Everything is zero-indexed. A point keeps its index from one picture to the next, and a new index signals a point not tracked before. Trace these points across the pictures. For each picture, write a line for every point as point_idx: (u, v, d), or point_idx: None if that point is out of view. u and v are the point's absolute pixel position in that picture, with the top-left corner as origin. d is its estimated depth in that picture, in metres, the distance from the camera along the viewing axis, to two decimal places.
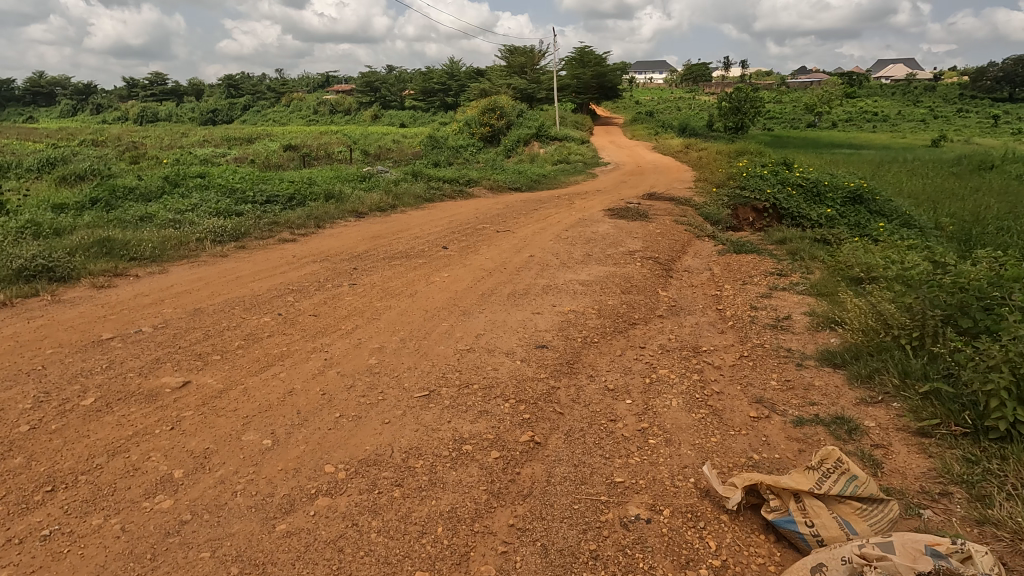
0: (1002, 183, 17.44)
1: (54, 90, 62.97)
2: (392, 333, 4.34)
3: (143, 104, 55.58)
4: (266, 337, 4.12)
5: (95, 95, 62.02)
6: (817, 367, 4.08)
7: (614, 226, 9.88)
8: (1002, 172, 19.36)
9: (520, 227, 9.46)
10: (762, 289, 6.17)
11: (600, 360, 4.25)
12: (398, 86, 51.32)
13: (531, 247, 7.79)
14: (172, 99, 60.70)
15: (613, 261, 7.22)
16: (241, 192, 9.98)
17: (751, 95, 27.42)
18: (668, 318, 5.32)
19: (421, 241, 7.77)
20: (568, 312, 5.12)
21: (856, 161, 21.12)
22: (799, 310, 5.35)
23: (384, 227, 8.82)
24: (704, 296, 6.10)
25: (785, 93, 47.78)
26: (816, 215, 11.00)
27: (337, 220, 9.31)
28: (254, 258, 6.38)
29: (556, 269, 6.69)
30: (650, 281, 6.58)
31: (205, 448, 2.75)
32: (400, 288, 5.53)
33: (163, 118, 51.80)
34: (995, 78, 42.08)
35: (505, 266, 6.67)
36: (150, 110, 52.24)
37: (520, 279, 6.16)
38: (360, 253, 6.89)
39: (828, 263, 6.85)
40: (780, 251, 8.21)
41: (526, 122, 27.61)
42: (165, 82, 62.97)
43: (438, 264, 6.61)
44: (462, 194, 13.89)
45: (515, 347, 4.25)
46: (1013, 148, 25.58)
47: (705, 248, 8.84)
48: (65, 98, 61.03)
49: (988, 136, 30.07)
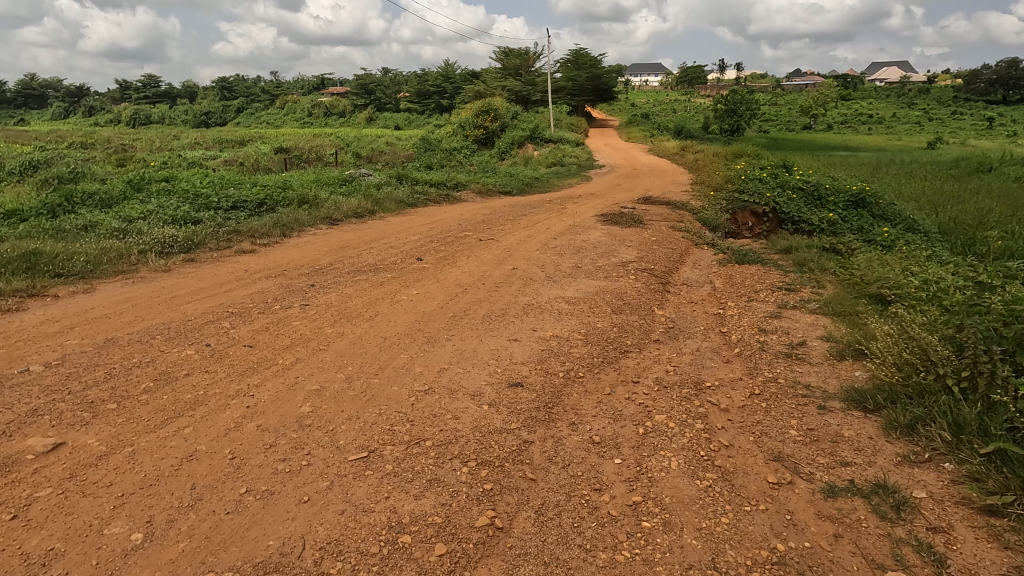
0: (1002, 185, 16.93)
1: (46, 92, 62.23)
2: (338, 368, 3.66)
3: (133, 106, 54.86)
4: (181, 377, 3.42)
5: (86, 97, 61.24)
6: (844, 411, 3.41)
7: (606, 234, 9.23)
8: (1002, 175, 18.83)
9: (506, 236, 8.80)
10: (770, 307, 5.51)
11: (585, 400, 3.57)
12: (392, 89, 50.76)
13: (515, 258, 7.13)
14: (163, 101, 59.95)
15: (604, 274, 6.56)
16: (206, 196, 9.29)
17: (747, 97, 26.88)
18: (665, 343, 4.66)
19: (395, 252, 7.10)
20: (549, 338, 4.45)
21: (853, 163, 20.60)
22: (814, 334, 4.70)
23: (357, 235, 8.13)
24: (705, 316, 5.43)
25: (780, 96, 47.39)
26: (817, 219, 10.40)
27: (308, 228, 8.63)
28: (201, 272, 5.69)
29: (540, 284, 6.01)
30: (645, 297, 5.93)
31: (47, 550, 2.06)
32: (359, 308, 4.85)
33: (152, 121, 51.06)
34: (989, 80, 41.81)
35: (483, 281, 6.01)
36: (139, 111, 51.47)
37: (498, 296, 5.49)
38: (323, 266, 6.19)
39: (839, 277, 6.22)
40: (785, 261, 7.57)
41: (520, 124, 27.01)
42: (157, 85, 62.26)
43: (409, 280, 5.94)
44: (449, 199, 13.23)
45: (483, 385, 3.57)
46: (1010, 150, 25.11)
47: (704, 258, 8.19)
48: (56, 100, 60.28)
49: (984, 138, 29.65)
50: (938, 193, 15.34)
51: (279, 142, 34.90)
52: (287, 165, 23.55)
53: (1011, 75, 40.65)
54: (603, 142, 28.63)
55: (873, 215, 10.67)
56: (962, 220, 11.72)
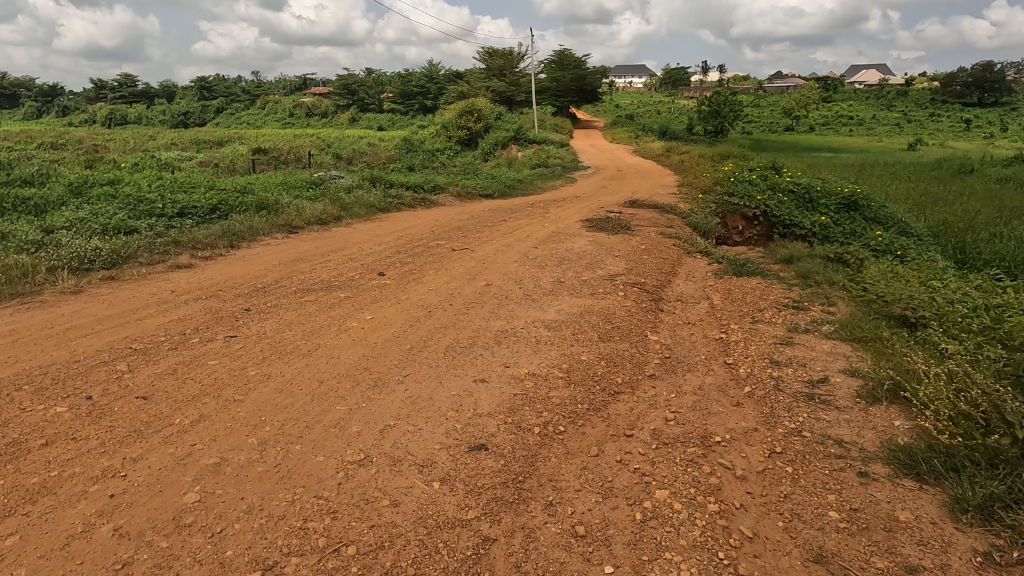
0: (985, 187, 16.59)
1: (17, 92, 60.20)
2: (251, 430, 2.85)
3: (106, 106, 53.14)
4: (34, 449, 2.60)
5: (60, 96, 59.35)
6: (892, 481, 2.71)
7: (592, 241, 8.52)
8: (983, 176, 18.54)
9: (482, 245, 8.04)
10: (780, 331, 4.81)
11: (566, 468, 2.81)
12: (375, 88, 49.65)
13: (490, 272, 6.36)
14: (141, 101, 58.29)
15: (589, 291, 5.82)
16: (150, 201, 8.41)
17: (731, 98, 26.43)
18: (661, 380, 3.93)
19: (353, 266, 6.29)
20: (524, 378, 3.67)
21: (838, 164, 20.18)
22: (834, 367, 4.01)
23: (316, 246, 7.30)
24: (706, 342, 4.71)
25: (763, 98, 47.25)
26: (809, 222, 9.80)
27: (261, 237, 7.77)
28: (118, 293, 4.85)
29: (517, 304, 5.25)
30: (635, 317, 5.21)
31: None
32: (297, 340, 4.05)
33: (127, 120, 49.48)
34: (965, 83, 41.91)
35: (450, 301, 5.23)
36: (113, 110, 49.83)
37: (467, 321, 4.73)
38: (266, 285, 5.36)
39: (848, 295, 5.56)
40: (785, 273, 6.91)
41: (504, 125, 26.23)
42: (135, 85, 60.61)
43: (365, 300, 5.14)
44: (425, 202, 12.40)
45: (435, 451, 2.80)
46: (990, 151, 24.93)
47: (698, 269, 7.49)
48: (27, 99, 58.19)
49: (962, 140, 29.52)
50: (922, 194, 14.95)
51: (258, 142, 33.75)
52: (260, 167, 22.53)
53: (986, 78, 40.65)
54: (588, 143, 27.98)
55: (866, 218, 10.12)
56: (954, 223, 11.22)
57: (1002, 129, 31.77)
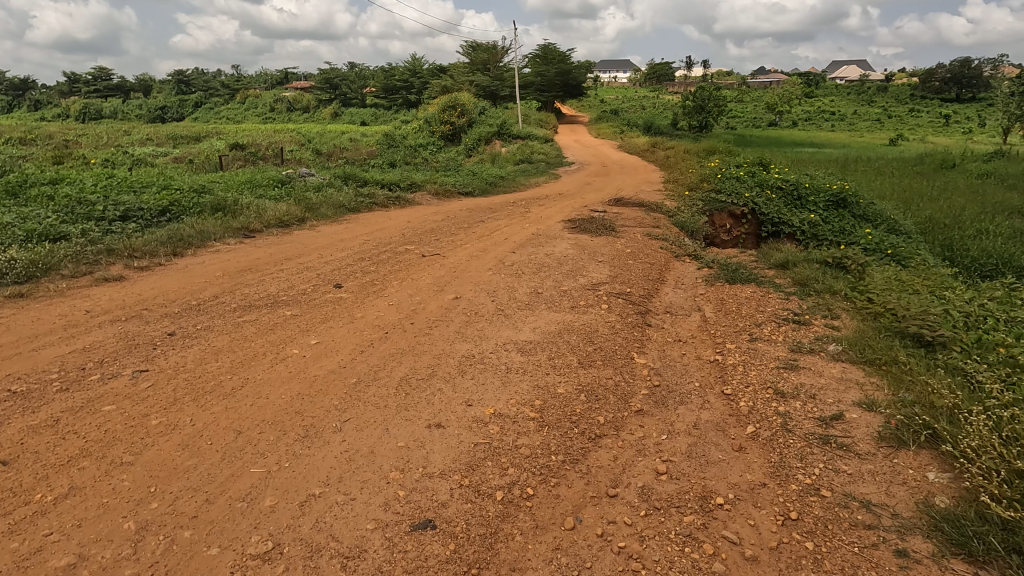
0: (967, 183, 16.31)
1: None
2: (132, 511, 2.23)
3: (78, 100, 51.34)
4: None
5: (31, 89, 57.27)
6: (938, 563, 2.17)
7: (574, 245, 7.96)
8: (964, 171, 18.32)
9: (455, 249, 7.44)
10: (782, 352, 4.27)
11: (533, 552, 2.23)
12: (358, 82, 48.41)
13: (460, 282, 5.75)
14: (117, 95, 56.51)
15: (569, 304, 5.25)
16: (90, 204, 7.66)
17: (715, 93, 26.02)
18: (650, 419, 3.37)
19: (307, 277, 5.64)
20: (488, 421, 3.08)
21: (822, 160, 19.86)
22: (846, 399, 3.49)
23: (272, 253, 6.63)
24: (700, 367, 4.16)
25: (747, 93, 47.02)
26: (798, 220, 9.33)
27: (211, 243, 7.09)
28: (22, 316, 4.18)
29: (487, 322, 4.65)
30: (620, 335, 4.66)
31: None
32: (222, 374, 3.41)
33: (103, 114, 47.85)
34: (943, 79, 41.61)
35: (411, 319, 4.61)
36: (86, 104, 48.12)
37: (429, 343, 4.14)
38: (202, 302, 4.70)
39: (852, 310, 5.06)
40: (781, 279, 6.39)
41: (487, 120, 25.54)
42: (110, 79, 58.74)
43: (314, 319, 4.51)
44: (400, 201, 11.73)
45: (367, 534, 2.21)
46: (971, 146, 24.79)
47: (687, 275, 6.97)
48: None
49: (942, 135, 29.45)
50: (906, 190, 14.61)
51: (234, 137, 32.64)
52: (232, 164, 21.61)
53: (964, 74, 40.66)
54: (572, 138, 27.40)
55: (854, 215, 9.68)
56: (940, 220, 10.88)
57: (980, 123, 31.80)
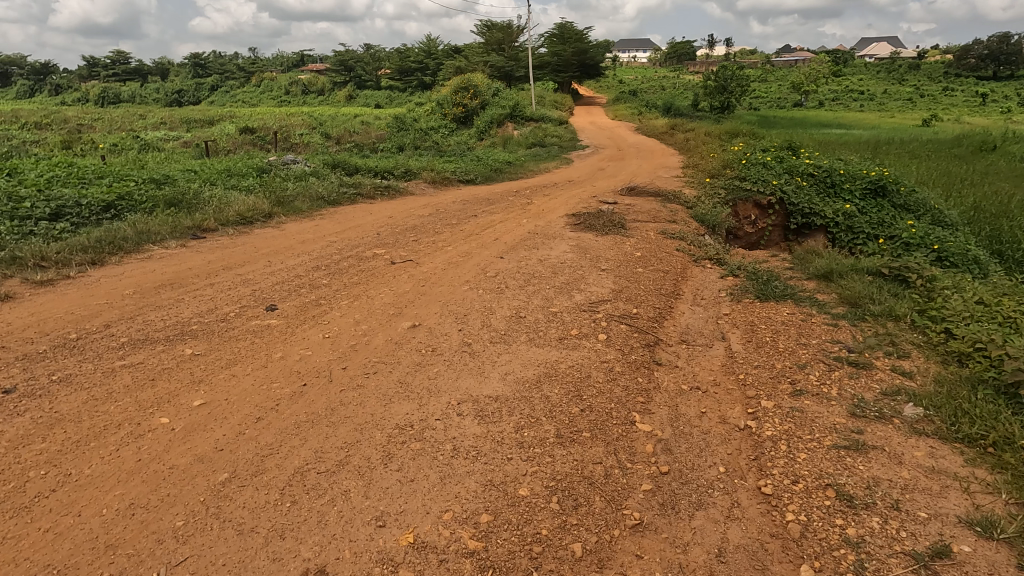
0: (1009, 166, 14.69)
1: (9, 69, 57.78)
2: None
3: (98, 84, 50.89)
4: None
5: (52, 74, 56.99)
6: None
7: (576, 247, 6.81)
8: (1007, 154, 16.61)
9: (435, 253, 6.37)
10: (840, 418, 3.11)
11: None
12: (373, 65, 47.14)
13: (426, 301, 4.67)
14: (136, 79, 55.92)
15: (556, 335, 4.13)
16: (19, 200, 6.69)
17: (738, 72, 24.37)
18: (653, 544, 2.28)
19: (236, 296, 4.59)
20: (400, 561, 2.03)
21: (852, 142, 18.24)
22: (944, 512, 2.37)
23: (212, 260, 5.60)
24: (726, 440, 3.04)
25: (772, 72, 44.70)
26: (831, 211, 8.04)
27: (148, 246, 6.10)
28: None
29: (445, 366, 3.57)
30: (619, 383, 3.55)
31: None
32: (35, 467, 2.39)
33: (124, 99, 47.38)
34: (979, 56, 38.83)
35: (345, 361, 3.53)
36: (105, 88, 47.67)
37: (356, 403, 3.06)
38: (83, 336, 3.69)
39: (926, 351, 3.89)
40: (824, 296, 5.19)
41: (499, 101, 24.21)
42: (129, 62, 58.15)
43: (219, 361, 3.47)
44: (390, 191, 10.63)
45: None
46: (1011, 127, 22.76)
47: (707, 286, 5.81)
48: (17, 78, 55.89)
49: (978, 115, 27.33)
50: (946, 174, 13.11)
51: (244, 121, 31.69)
52: (232, 149, 20.66)
53: (1002, 50, 37.89)
54: (588, 120, 25.97)
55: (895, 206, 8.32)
56: (988, 208, 9.51)
57: (1019, 103, 29.48)
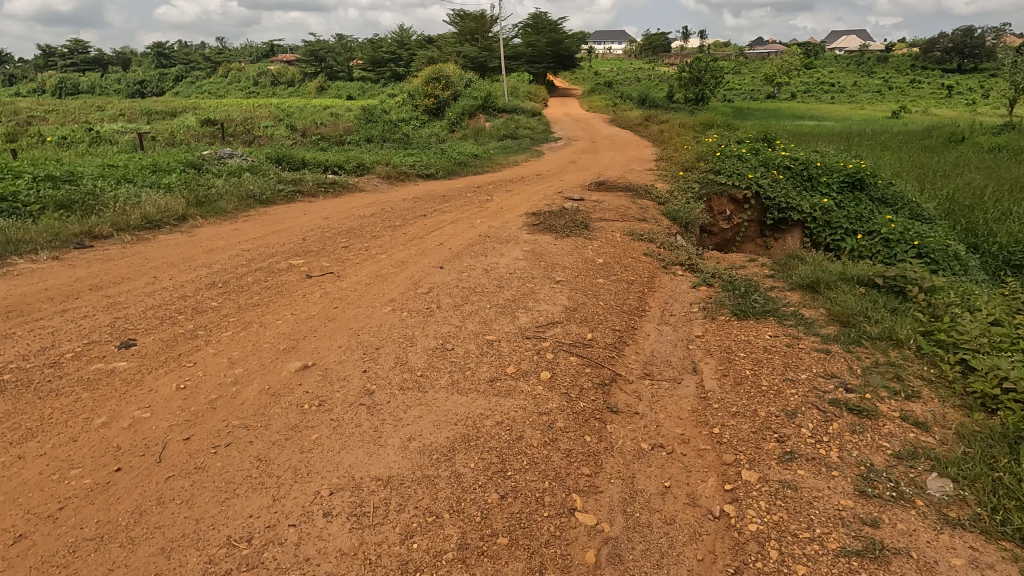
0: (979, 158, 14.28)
1: None
2: None
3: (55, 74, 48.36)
4: None
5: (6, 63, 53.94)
6: None
7: (530, 252, 5.96)
8: (975, 145, 16.27)
9: (364, 263, 5.46)
10: (846, 500, 2.33)
11: None
12: (344, 54, 45.46)
13: (332, 330, 3.77)
14: (96, 69, 53.26)
15: (487, 375, 3.28)
16: None
17: (712, 63, 23.76)
18: None
19: (88, 328, 3.63)
20: None
21: (825, 133, 17.75)
22: None
23: (82, 277, 4.60)
24: (696, 537, 2.23)
25: (745, 65, 44.39)
26: (808, 205, 7.33)
27: (12, 260, 5.06)
28: None
29: (329, 428, 2.68)
30: (557, 448, 2.69)
31: None
32: None
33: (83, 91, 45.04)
34: (945, 49, 38.96)
35: (192, 427, 2.62)
36: (62, 78, 45.28)
37: (177, 503, 2.15)
38: None
39: (942, 392, 3.14)
40: (811, 311, 4.44)
41: (470, 92, 23.21)
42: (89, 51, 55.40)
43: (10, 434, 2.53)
44: (336, 188, 9.64)
45: None
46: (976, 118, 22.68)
47: (678, 299, 5.03)
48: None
49: (946, 107, 27.19)
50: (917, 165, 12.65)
51: (205, 113, 30.10)
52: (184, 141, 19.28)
53: (966, 44, 38.09)
54: (561, 112, 25.12)
55: (874, 199, 7.68)
56: (963, 199, 8.97)
57: (985, 95, 29.45)
